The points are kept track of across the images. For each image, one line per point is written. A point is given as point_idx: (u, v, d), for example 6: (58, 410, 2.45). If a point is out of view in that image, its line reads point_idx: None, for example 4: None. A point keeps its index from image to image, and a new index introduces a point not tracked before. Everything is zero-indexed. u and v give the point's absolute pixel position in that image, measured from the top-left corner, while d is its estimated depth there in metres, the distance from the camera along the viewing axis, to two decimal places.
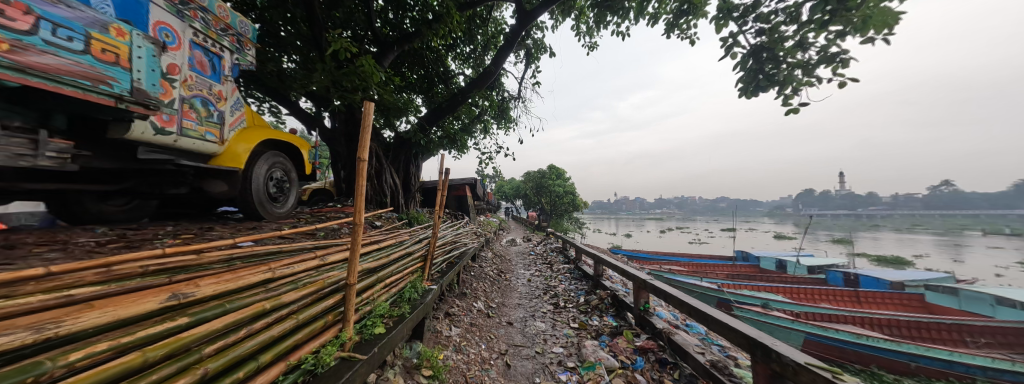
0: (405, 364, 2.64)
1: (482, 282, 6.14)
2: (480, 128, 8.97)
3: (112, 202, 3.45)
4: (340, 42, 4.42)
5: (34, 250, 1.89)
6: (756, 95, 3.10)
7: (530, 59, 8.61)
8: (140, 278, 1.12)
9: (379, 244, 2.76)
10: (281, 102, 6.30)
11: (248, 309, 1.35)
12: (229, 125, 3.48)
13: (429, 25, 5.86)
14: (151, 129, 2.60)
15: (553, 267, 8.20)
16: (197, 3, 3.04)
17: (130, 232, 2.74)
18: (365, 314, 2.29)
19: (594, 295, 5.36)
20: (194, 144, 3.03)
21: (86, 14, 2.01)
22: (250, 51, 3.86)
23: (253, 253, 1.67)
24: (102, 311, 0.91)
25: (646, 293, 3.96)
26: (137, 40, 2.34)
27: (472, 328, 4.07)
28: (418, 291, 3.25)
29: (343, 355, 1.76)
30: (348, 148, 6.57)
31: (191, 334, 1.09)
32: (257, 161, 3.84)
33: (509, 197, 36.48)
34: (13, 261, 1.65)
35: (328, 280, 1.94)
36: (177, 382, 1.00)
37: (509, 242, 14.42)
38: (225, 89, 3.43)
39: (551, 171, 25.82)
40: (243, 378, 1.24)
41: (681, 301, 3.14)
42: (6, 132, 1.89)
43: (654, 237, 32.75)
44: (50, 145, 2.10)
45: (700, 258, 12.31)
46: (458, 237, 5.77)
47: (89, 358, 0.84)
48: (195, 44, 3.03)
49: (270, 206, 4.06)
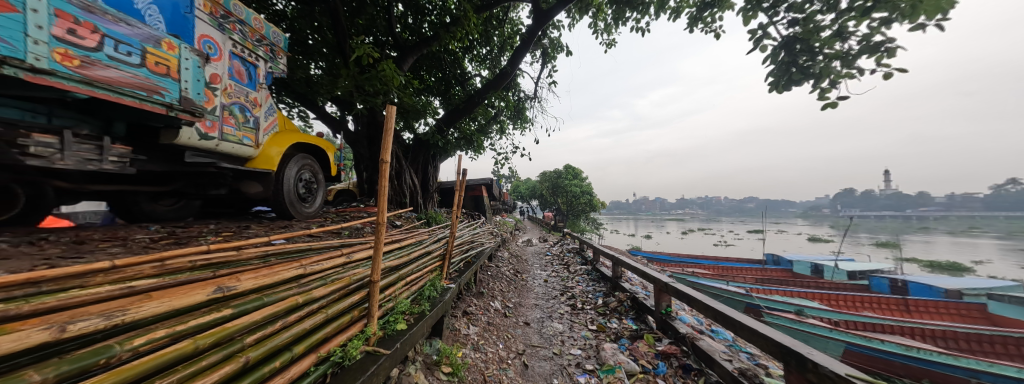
0: (426, 360, 2.70)
1: (499, 281, 6.17)
2: (496, 129, 9.03)
3: (163, 202, 3.77)
4: (363, 49, 4.58)
5: (100, 245, 2.10)
6: (788, 90, 2.93)
7: (546, 58, 8.58)
8: (189, 272, 1.21)
9: (400, 243, 2.84)
10: (309, 107, 6.63)
11: (283, 304, 1.43)
12: (263, 130, 3.71)
13: (447, 28, 5.95)
14: (196, 135, 2.83)
15: (570, 268, 8.12)
16: (235, 17, 3.27)
17: (178, 230, 2.99)
18: (388, 311, 2.37)
19: (614, 297, 5.24)
20: (232, 148, 3.25)
21: (144, 31, 2.21)
22: (282, 60, 4.08)
23: (285, 250, 1.77)
24: (159, 301, 0.99)
25: (668, 296, 3.84)
26: (185, 53, 2.54)
27: (490, 328, 4.10)
28: (437, 289, 3.31)
29: (368, 349, 1.84)
30: (370, 150, 6.81)
31: (235, 324, 1.18)
32: (287, 163, 4.06)
33: (525, 198, 36.38)
34: (82, 255, 1.84)
35: (353, 276, 2.02)
36: (223, 369, 1.07)
37: (526, 242, 14.42)
38: (260, 96, 3.66)
39: (568, 170, 25.45)
40: (279, 367, 1.33)
41: (706, 305, 3.02)
42: (76, 139, 2.12)
43: (675, 238, 31.67)
44: (112, 150, 2.32)
45: (726, 261, 11.76)
46: (475, 236, 5.83)
47: (151, 343, 0.92)
48: (234, 55, 3.25)
49: (299, 206, 4.27)
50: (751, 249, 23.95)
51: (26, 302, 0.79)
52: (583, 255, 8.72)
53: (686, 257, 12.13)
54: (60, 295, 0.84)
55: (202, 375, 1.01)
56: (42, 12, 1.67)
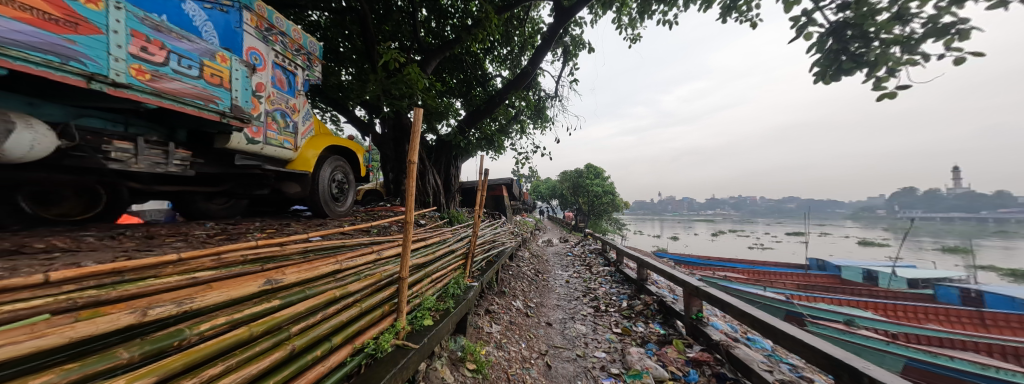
0: (451, 356, 2.75)
1: (520, 281, 6.18)
2: (516, 129, 9.05)
3: (215, 201, 4.13)
4: (390, 54, 4.76)
5: (166, 240, 2.35)
6: (837, 80, 2.68)
7: (568, 56, 8.46)
8: (241, 265, 1.32)
9: (426, 241, 2.93)
10: (340, 112, 6.99)
11: (323, 297, 1.52)
12: (301, 134, 3.96)
13: (469, 30, 6.03)
14: (244, 140, 3.07)
15: (592, 269, 7.97)
16: (278, 29, 3.51)
17: (230, 227, 3.26)
18: (415, 307, 2.45)
19: (640, 300, 5.08)
20: (274, 151, 3.49)
21: (201, 46, 2.44)
22: (317, 67, 4.33)
23: (323, 246, 1.87)
24: (219, 291, 1.09)
25: (699, 300, 3.66)
26: (235, 65, 2.77)
27: (513, 327, 4.12)
28: (461, 287, 3.38)
29: (398, 342, 1.92)
30: (396, 152, 7.07)
31: (283, 314, 1.27)
32: (322, 165, 4.32)
33: (545, 197, 36.12)
34: (153, 248, 2.07)
35: (384, 272, 2.11)
36: (273, 355, 1.16)
37: (546, 242, 14.35)
38: (298, 102, 3.90)
39: (589, 170, 24.96)
40: (320, 356, 1.41)
41: (742, 311, 2.83)
42: (147, 145, 2.39)
43: (704, 240, 30.17)
44: (176, 155, 2.58)
45: (762, 265, 11.01)
46: (496, 236, 5.89)
47: (214, 328, 1.01)
48: (276, 64, 3.50)
49: (332, 205, 4.50)
50: (790, 252, 22.29)
51: (112, 288, 0.90)
52: (606, 256, 8.54)
53: (716, 260, 11.50)
54: (138, 284, 0.95)
55: (255, 360, 1.10)
56: (121, 33, 1.89)
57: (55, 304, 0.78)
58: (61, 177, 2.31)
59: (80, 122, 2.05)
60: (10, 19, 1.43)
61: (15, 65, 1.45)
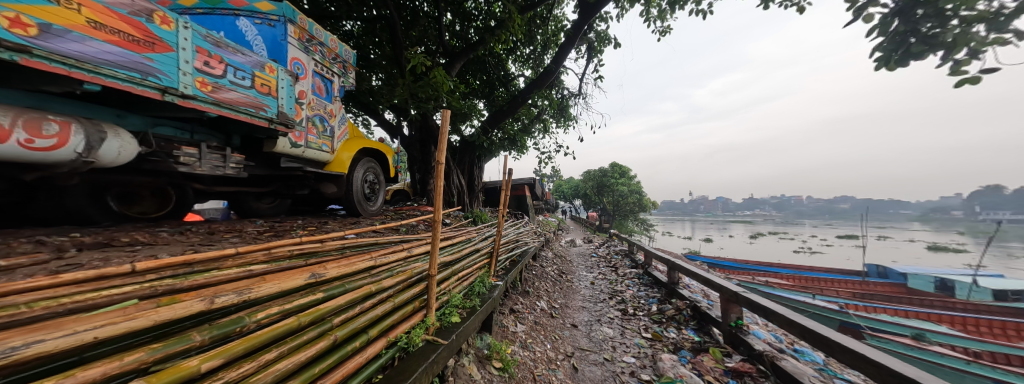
0: (478, 354, 2.79)
1: (544, 281, 6.14)
2: (539, 128, 8.99)
3: (264, 200, 4.50)
4: (417, 58, 4.93)
5: (224, 236, 2.59)
6: (905, 66, 2.39)
7: (592, 53, 8.27)
8: (288, 260, 1.42)
9: (453, 239, 2.99)
10: (371, 115, 7.34)
11: (360, 291, 1.60)
12: (337, 137, 4.21)
13: (492, 32, 6.08)
14: (288, 144, 3.32)
15: (618, 271, 7.74)
16: (317, 40, 3.75)
17: (276, 224, 3.54)
18: (443, 303, 2.52)
19: (671, 305, 4.85)
20: (314, 153, 3.74)
21: (253, 58, 2.66)
22: (351, 74, 4.58)
23: (358, 243, 1.97)
24: (272, 284, 1.18)
25: (738, 306, 3.45)
26: (281, 74, 3.01)
27: (537, 327, 4.10)
28: (486, 286, 3.42)
29: (428, 338, 1.98)
30: (423, 153, 7.31)
31: (326, 306, 1.35)
32: (356, 166, 4.56)
33: (567, 197, 35.49)
34: (215, 243, 2.30)
35: (414, 269, 2.19)
36: (318, 345, 1.24)
37: (569, 242, 14.14)
38: (335, 108, 4.15)
39: (614, 169, 24.25)
40: (359, 347, 1.49)
41: (790, 320, 2.60)
42: (208, 149, 2.65)
43: (740, 242, 28.28)
44: (232, 158, 2.84)
45: (809, 271, 10.10)
46: (520, 236, 5.90)
47: (268, 317, 1.09)
48: (316, 73, 3.74)
49: (364, 204, 4.73)
50: (842, 257, 20.26)
51: (185, 278, 1.00)
52: (633, 258, 8.24)
53: (755, 264, 10.72)
54: (204, 274, 1.05)
55: (303, 348, 1.18)
56: (188, 50, 2.10)
57: (140, 291, 0.88)
58: (139, 180, 2.62)
59: (155, 130, 2.33)
60: (102, 41, 1.65)
61: (106, 82, 1.68)
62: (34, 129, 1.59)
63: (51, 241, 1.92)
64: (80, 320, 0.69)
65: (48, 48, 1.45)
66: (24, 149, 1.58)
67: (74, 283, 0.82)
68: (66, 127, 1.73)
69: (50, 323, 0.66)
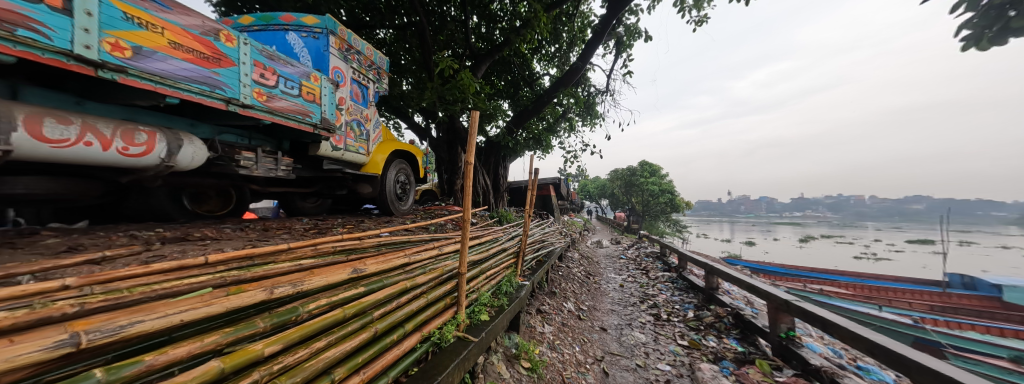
0: (506, 352, 2.80)
1: (570, 282, 6.04)
2: (565, 127, 8.86)
3: (308, 200, 4.87)
4: (446, 62, 5.08)
5: (276, 233, 2.84)
6: (1002, 44, 2.06)
7: (621, 47, 7.99)
8: (333, 255, 1.51)
9: (481, 238, 3.04)
10: (402, 119, 7.66)
11: (396, 287, 1.67)
12: (372, 140, 4.45)
13: (518, 32, 6.09)
14: (330, 147, 3.56)
15: (649, 274, 7.42)
16: (355, 49, 3.98)
17: (320, 222, 3.81)
18: (472, 301, 2.57)
19: (709, 311, 4.55)
20: (352, 156, 3.98)
21: (300, 68, 2.89)
22: (385, 80, 4.80)
23: (393, 241, 2.07)
24: (320, 277, 1.26)
25: (789, 316, 3.18)
26: (324, 83, 3.23)
27: (565, 329, 4.04)
28: (513, 285, 3.43)
29: (459, 335, 2.03)
30: (450, 154, 7.51)
31: (367, 300, 1.42)
32: (389, 168, 4.79)
33: (594, 197, 34.62)
34: (270, 239, 2.52)
35: (445, 267, 2.25)
36: (360, 336, 1.30)
37: (596, 243, 13.80)
38: (370, 112, 4.38)
39: (644, 168, 23.26)
40: (396, 340, 1.55)
41: (854, 334, 2.34)
42: (263, 154, 2.91)
43: (787, 246, 25.95)
44: (283, 162, 3.09)
45: (873, 280, 9.00)
46: (545, 236, 5.86)
47: (317, 309, 1.17)
48: (353, 80, 3.97)
49: (397, 204, 4.94)
50: (914, 265, 17.82)
51: (249, 269, 1.10)
52: (665, 261, 7.86)
53: (806, 270, 9.76)
54: (264, 267, 1.14)
55: (347, 339, 1.25)
56: (247, 63, 2.33)
57: (213, 280, 0.98)
58: (207, 182, 2.93)
59: (221, 137, 2.62)
60: (180, 60, 1.88)
61: (183, 95, 1.90)
62: (126, 138, 1.86)
63: (140, 235, 2.21)
64: (170, 305, 0.78)
65: (139, 67, 1.68)
66: (122, 156, 1.86)
67: (162, 272, 0.94)
68: (152, 136, 2.00)
69: (146, 306, 0.75)
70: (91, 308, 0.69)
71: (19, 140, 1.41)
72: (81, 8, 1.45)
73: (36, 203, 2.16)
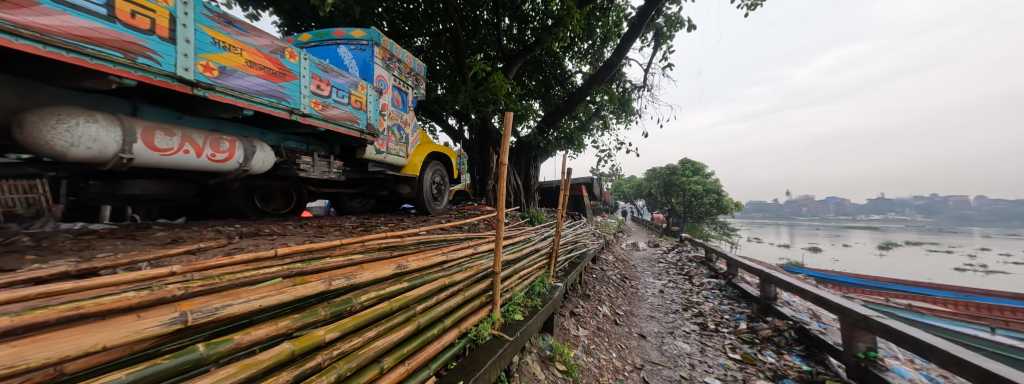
0: (541, 354, 2.78)
1: (605, 285, 5.83)
2: (598, 125, 8.59)
3: (354, 200, 5.26)
4: (479, 65, 5.19)
5: (330, 230, 3.11)
6: None
7: (659, 39, 7.55)
8: (379, 252, 1.62)
9: (514, 238, 3.08)
10: (437, 122, 7.96)
11: (436, 283, 1.73)
12: (411, 143, 4.69)
13: (550, 30, 6.03)
14: (374, 151, 3.82)
15: (692, 280, 6.92)
16: (396, 58, 4.23)
17: (366, 221, 4.10)
18: (507, 301, 2.60)
19: (765, 324, 4.12)
20: (393, 159, 4.23)
21: (349, 79, 3.14)
22: (422, 85, 5.03)
23: (431, 239, 2.16)
24: (369, 271, 1.35)
25: (868, 334, 2.80)
26: (369, 91, 3.47)
27: (601, 333, 3.91)
28: (546, 286, 3.40)
29: (495, 333, 2.06)
30: (483, 155, 7.66)
31: (410, 294, 1.49)
32: (426, 169, 5.02)
33: (628, 198, 33.12)
34: (325, 235, 2.78)
35: (480, 265, 2.30)
36: (405, 329, 1.38)
37: (632, 245, 13.19)
38: (409, 117, 4.62)
39: (685, 166, 21.75)
40: (436, 334, 1.62)
41: (960, 361, 1.98)
42: (319, 158, 3.21)
43: (861, 253, 22.66)
44: (335, 165, 3.38)
45: (980, 296, 7.51)
46: (578, 237, 5.74)
47: (367, 301, 1.25)
48: (394, 87, 4.21)
49: (433, 204, 5.15)
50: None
51: (310, 262, 1.21)
52: (711, 266, 7.26)
53: (886, 282, 8.44)
54: (322, 261, 1.26)
55: (394, 330, 1.32)
56: (307, 76, 2.58)
57: (283, 271, 1.10)
58: (274, 184, 3.30)
59: (285, 144, 2.94)
60: (254, 76, 2.15)
61: (255, 107, 2.17)
62: (213, 146, 2.16)
63: (223, 230, 2.54)
64: (251, 291, 0.89)
65: (222, 84, 1.95)
66: (210, 162, 2.17)
67: (242, 262, 1.07)
68: (233, 144, 2.30)
69: (232, 292, 0.86)
70: (193, 291, 0.80)
71: (135, 149, 1.74)
72: (183, 37, 1.73)
73: (147, 202, 2.58)
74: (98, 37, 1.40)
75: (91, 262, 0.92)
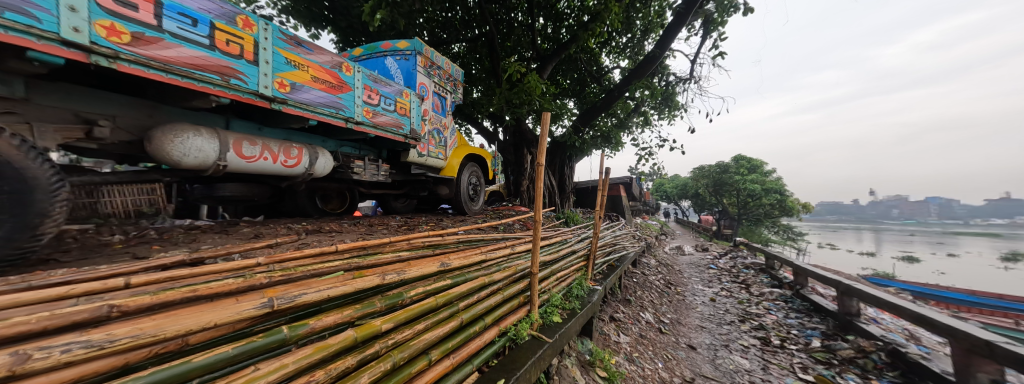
0: (580, 358, 2.70)
1: (648, 291, 5.49)
2: (638, 121, 8.16)
3: (398, 201, 5.60)
4: (514, 67, 5.23)
5: (378, 228, 3.36)
6: None
7: (709, 26, 6.95)
8: (424, 250, 1.70)
9: (550, 239, 3.04)
10: (473, 124, 8.17)
11: (476, 282, 1.78)
12: (449, 146, 4.88)
13: (586, 27, 5.87)
14: (417, 154, 4.04)
15: (749, 289, 6.25)
16: (436, 65, 4.43)
17: (409, 220, 4.35)
18: (544, 302, 2.57)
19: (846, 344, 3.59)
20: (433, 161, 4.44)
21: (395, 87, 3.36)
22: (459, 89, 5.21)
23: (469, 238, 2.23)
24: (417, 268, 1.43)
25: (993, 363, 2.30)
26: (411, 98, 3.69)
27: (644, 341, 3.70)
28: (584, 289, 3.30)
29: (534, 334, 2.06)
30: (517, 156, 7.70)
31: (453, 291, 1.55)
32: (464, 171, 5.19)
33: (671, 199, 30.98)
34: (375, 233, 3.01)
35: (518, 266, 2.31)
36: (449, 324, 1.43)
37: (676, 249, 12.29)
38: (448, 121, 4.81)
39: (739, 163, 19.73)
40: (477, 331, 1.65)
41: None
42: (369, 162, 3.49)
43: (975, 264, 18.67)
44: (383, 168, 3.65)
45: None
46: (617, 239, 5.50)
47: (416, 296, 1.32)
48: (434, 93, 4.41)
49: (470, 204, 5.31)
50: None
51: (366, 258, 1.32)
52: (773, 274, 6.48)
53: (1013, 301, 6.86)
54: (376, 256, 1.35)
55: (440, 325, 1.38)
56: (360, 87, 2.82)
57: (343, 265, 1.21)
58: (332, 186, 3.66)
59: (342, 150, 3.24)
60: (318, 90, 2.40)
61: (319, 117, 2.42)
62: (286, 153, 2.46)
63: (292, 227, 2.88)
64: (320, 282, 0.99)
65: (293, 98, 2.21)
66: (284, 167, 2.46)
67: (310, 256, 1.19)
68: (301, 151, 2.59)
69: (306, 282, 0.97)
70: (276, 280, 0.92)
71: (228, 157, 2.05)
72: (264, 58, 2.01)
73: (234, 202, 3.01)
74: (202, 64, 1.72)
75: (199, 252, 1.09)
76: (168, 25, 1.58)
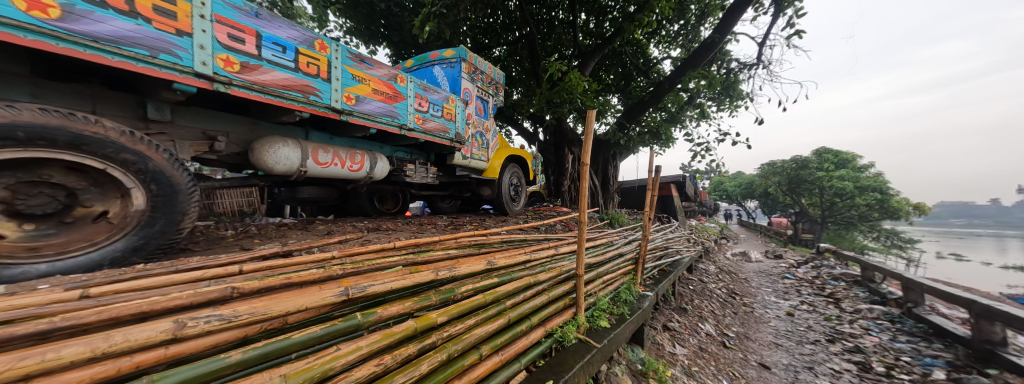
0: (631, 367, 2.55)
1: (707, 300, 4.99)
2: (694, 115, 7.47)
3: (444, 202, 5.90)
4: (556, 66, 5.17)
5: (428, 227, 3.57)
6: None
7: (781, 2, 6.09)
8: (471, 248, 1.77)
9: (595, 241, 2.94)
10: (514, 126, 8.26)
11: (522, 281, 1.78)
12: (491, 148, 5.01)
13: (632, 18, 5.57)
14: (461, 157, 4.22)
15: (838, 304, 5.31)
16: (479, 70, 4.56)
17: (455, 220, 4.56)
18: (591, 305, 2.49)
19: (984, 379, 2.87)
20: (477, 163, 4.59)
21: (442, 94, 3.55)
22: (501, 92, 5.31)
23: (512, 238, 2.25)
24: (466, 266, 1.49)
25: None
26: (456, 103, 3.85)
27: (704, 355, 3.38)
28: (634, 294, 3.13)
29: (581, 337, 2.00)
30: (558, 156, 7.59)
31: (500, 290, 1.58)
32: (505, 172, 5.28)
33: (733, 199, 27.80)
34: (425, 231, 3.21)
35: (563, 267, 2.27)
36: (497, 321, 1.46)
37: (740, 255, 10.98)
38: (490, 123, 4.94)
39: (822, 158, 16.92)
40: (524, 330, 1.66)
41: None
42: (420, 165, 3.74)
43: None
44: (431, 171, 3.88)
45: None
46: (669, 242, 5.10)
47: (466, 292, 1.37)
48: (477, 97, 4.56)
49: (511, 204, 5.37)
50: None
51: (421, 254, 1.41)
52: (873, 289, 5.40)
53: None
54: (429, 253, 1.44)
55: (489, 321, 1.42)
56: (412, 96, 3.03)
57: (401, 260, 1.30)
58: (388, 188, 4.00)
59: (397, 154, 3.52)
60: (377, 100, 2.65)
61: (378, 126, 2.66)
62: (352, 159, 2.75)
63: (356, 225, 3.21)
64: (384, 275, 1.08)
65: (358, 110, 2.46)
66: (350, 171, 2.76)
67: (372, 251, 1.31)
68: (364, 157, 2.87)
69: (372, 274, 1.07)
70: (348, 271, 1.03)
71: (308, 164, 2.36)
72: (335, 76, 2.27)
73: (311, 203, 3.45)
74: (289, 84, 2.01)
75: (288, 245, 1.26)
76: (265, 53, 1.88)
